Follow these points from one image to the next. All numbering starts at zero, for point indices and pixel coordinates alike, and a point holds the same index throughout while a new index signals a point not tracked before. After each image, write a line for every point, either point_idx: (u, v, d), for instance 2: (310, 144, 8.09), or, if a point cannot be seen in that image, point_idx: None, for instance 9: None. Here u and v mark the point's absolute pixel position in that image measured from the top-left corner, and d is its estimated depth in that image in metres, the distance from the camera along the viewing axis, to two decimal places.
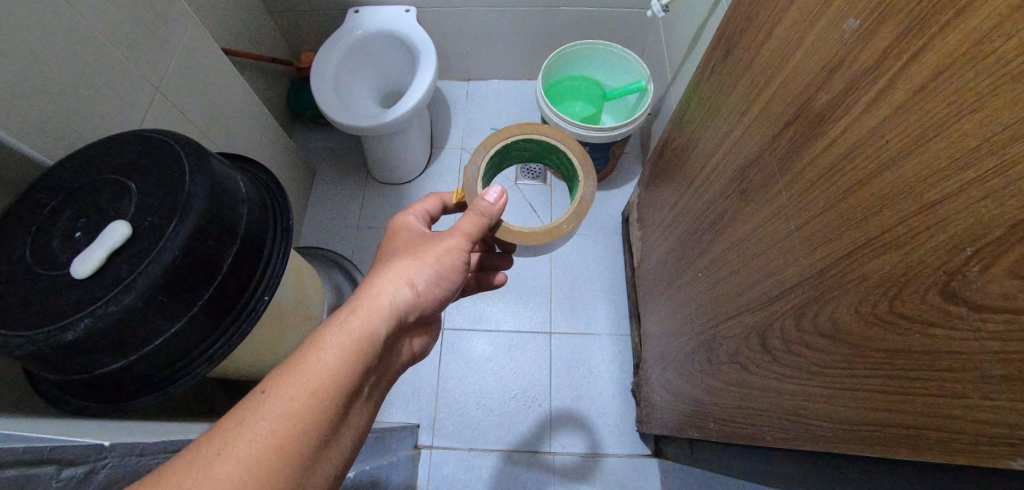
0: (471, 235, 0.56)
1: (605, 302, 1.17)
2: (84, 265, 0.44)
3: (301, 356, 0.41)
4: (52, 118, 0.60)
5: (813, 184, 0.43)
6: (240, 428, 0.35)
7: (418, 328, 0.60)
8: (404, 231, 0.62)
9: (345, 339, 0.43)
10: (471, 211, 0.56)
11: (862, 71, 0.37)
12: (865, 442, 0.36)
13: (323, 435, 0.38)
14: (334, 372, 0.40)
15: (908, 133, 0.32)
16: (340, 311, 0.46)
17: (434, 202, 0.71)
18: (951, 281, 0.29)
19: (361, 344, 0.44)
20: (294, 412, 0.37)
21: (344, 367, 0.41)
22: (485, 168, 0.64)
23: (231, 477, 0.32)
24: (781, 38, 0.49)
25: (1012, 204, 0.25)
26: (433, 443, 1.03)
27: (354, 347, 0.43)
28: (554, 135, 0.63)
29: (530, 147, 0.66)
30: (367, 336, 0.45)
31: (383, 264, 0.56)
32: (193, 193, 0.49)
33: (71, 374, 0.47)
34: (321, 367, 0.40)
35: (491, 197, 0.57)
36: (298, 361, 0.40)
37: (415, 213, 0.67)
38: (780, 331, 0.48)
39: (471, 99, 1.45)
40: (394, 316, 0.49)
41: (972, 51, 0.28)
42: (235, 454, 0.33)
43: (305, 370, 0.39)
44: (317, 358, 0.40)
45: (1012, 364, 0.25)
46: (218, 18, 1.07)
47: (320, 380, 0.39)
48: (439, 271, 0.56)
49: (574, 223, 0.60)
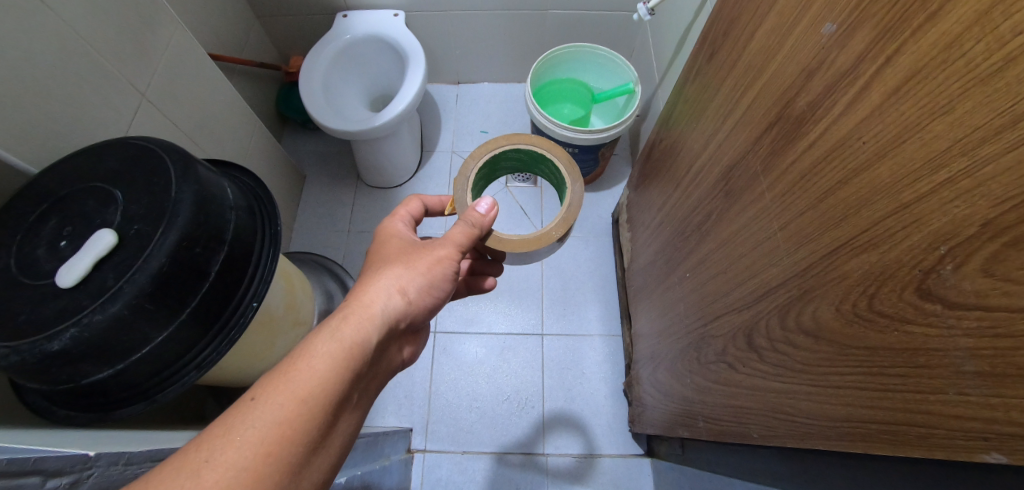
0: (462, 244, 0.58)
1: (597, 304, 1.17)
2: (69, 274, 0.44)
3: (292, 363, 0.41)
4: (35, 126, 0.59)
5: (795, 184, 0.43)
6: (229, 434, 0.35)
7: (408, 335, 0.60)
8: (394, 238, 0.61)
9: (335, 346, 0.43)
10: (463, 221, 0.58)
11: (840, 73, 0.38)
12: (848, 438, 0.37)
13: (312, 442, 0.38)
14: (324, 380, 0.41)
15: (883, 135, 0.33)
16: (331, 318, 0.47)
17: (416, 205, 0.70)
18: (926, 279, 0.30)
19: (351, 351, 0.44)
20: (283, 419, 0.37)
21: (334, 374, 0.41)
22: (474, 179, 0.64)
23: (219, 484, 0.32)
24: (762, 41, 0.50)
25: (982, 204, 0.25)
26: (427, 446, 1.03)
27: (344, 354, 0.43)
28: (541, 143, 0.64)
29: (520, 156, 0.67)
30: (358, 344, 0.45)
31: (372, 271, 0.55)
32: (179, 200, 0.49)
33: (57, 384, 0.46)
34: (310, 374, 0.40)
35: (482, 209, 0.60)
36: (288, 367, 0.40)
37: (402, 219, 0.66)
38: (765, 329, 0.48)
39: (461, 102, 1.46)
40: (386, 323, 0.49)
41: (942, 55, 0.28)
42: (224, 460, 0.33)
43: (295, 376, 0.40)
44: (306, 366, 0.41)
45: (986, 360, 0.25)
46: (206, 23, 1.07)
47: (310, 387, 0.39)
48: (430, 281, 0.56)
49: (562, 228, 0.60)
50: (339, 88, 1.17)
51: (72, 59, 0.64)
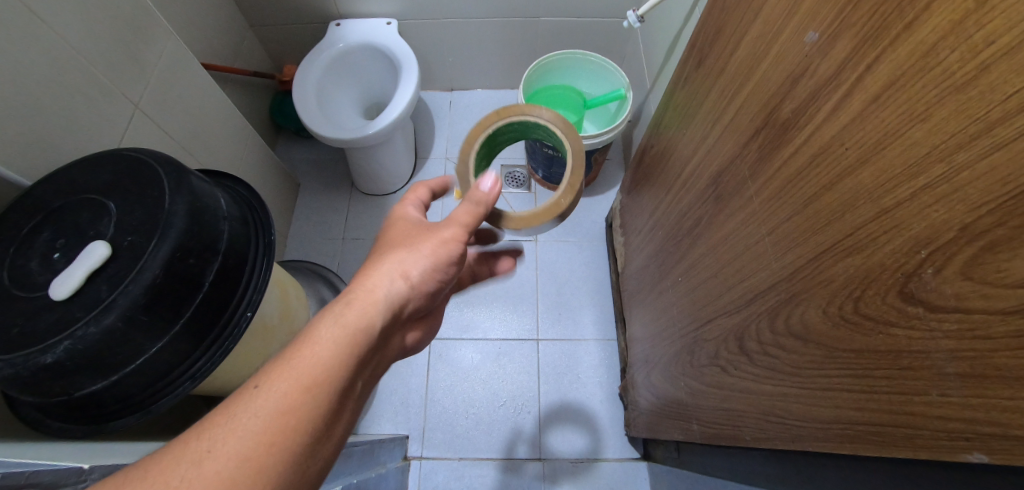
0: (467, 225, 0.57)
1: (592, 308, 1.18)
2: (62, 286, 0.44)
3: (295, 349, 0.41)
4: (26, 138, 0.59)
5: (782, 190, 0.44)
6: (230, 423, 0.35)
7: (412, 322, 0.60)
8: (400, 222, 0.61)
9: (338, 332, 0.43)
10: (466, 200, 0.57)
11: (822, 81, 0.39)
12: (837, 440, 0.37)
13: (316, 431, 0.38)
14: (328, 367, 0.41)
15: (865, 141, 0.34)
16: (334, 304, 0.46)
17: (423, 190, 0.69)
18: (909, 282, 0.30)
19: (356, 337, 0.44)
20: (287, 408, 0.37)
21: (337, 361, 0.41)
22: (476, 159, 0.64)
23: (220, 474, 0.32)
24: (748, 49, 0.51)
25: (960, 208, 0.26)
26: (423, 453, 1.02)
27: (349, 340, 0.43)
28: (529, 111, 0.63)
29: (512, 129, 0.66)
30: (361, 331, 0.45)
31: (378, 256, 0.55)
32: (173, 211, 0.49)
33: (50, 396, 0.46)
34: (314, 363, 0.40)
35: (486, 186, 0.59)
36: (291, 353, 0.40)
37: (412, 204, 0.65)
38: (755, 333, 0.49)
39: (454, 108, 1.46)
40: (389, 310, 0.49)
41: (919, 64, 0.29)
42: (225, 450, 0.33)
43: (298, 363, 0.39)
44: (309, 356, 0.40)
45: (967, 361, 0.26)
46: (199, 33, 1.07)
47: (313, 374, 0.39)
48: (435, 264, 0.55)
49: (571, 195, 0.59)
50: (332, 96, 1.18)
51: (65, 71, 0.64)
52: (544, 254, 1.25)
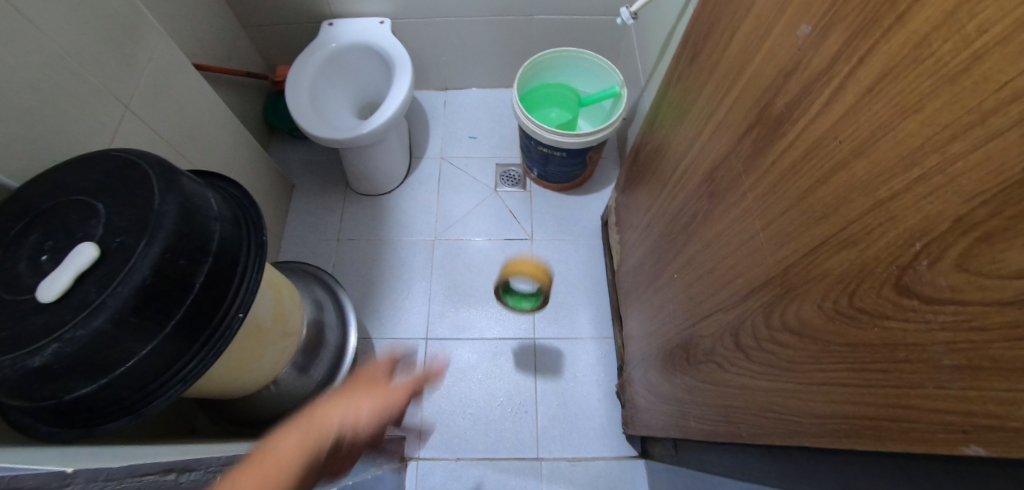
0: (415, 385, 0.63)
1: (588, 306, 1.18)
2: (50, 289, 0.43)
3: (255, 459, 0.42)
4: (13, 139, 0.58)
5: (776, 184, 0.44)
6: None
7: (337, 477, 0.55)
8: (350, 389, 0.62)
9: (295, 444, 0.46)
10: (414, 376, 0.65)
11: (815, 74, 0.38)
12: (834, 435, 0.37)
13: None
14: (293, 463, 0.43)
15: (858, 134, 0.34)
16: (287, 427, 0.49)
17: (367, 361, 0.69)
18: (904, 275, 0.30)
19: (310, 449, 0.46)
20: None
21: (295, 464, 0.43)
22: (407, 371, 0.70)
23: None
24: (741, 44, 0.51)
25: (955, 199, 0.26)
26: (420, 454, 1.02)
27: (306, 451, 0.45)
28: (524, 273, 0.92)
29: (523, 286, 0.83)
30: (319, 444, 0.48)
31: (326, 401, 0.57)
32: (163, 212, 0.49)
33: (37, 401, 0.45)
34: (279, 465, 0.42)
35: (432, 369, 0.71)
36: (252, 462, 0.42)
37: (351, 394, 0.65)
38: (751, 329, 0.49)
39: (449, 108, 1.46)
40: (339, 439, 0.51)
41: (912, 54, 0.29)
42: None
43: (260, 467, 0.41)
44: (274, 460, 0.42)
45: (964, 353, 0.25)
46: (191, 34, 1.07)
47: (274, 474, 0.40)
48: (381, 407, 0.58)
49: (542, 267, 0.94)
50: (326, 96, 1.17)
51: (54, 72, 0.63)
52: (540, 253, 1.24)
